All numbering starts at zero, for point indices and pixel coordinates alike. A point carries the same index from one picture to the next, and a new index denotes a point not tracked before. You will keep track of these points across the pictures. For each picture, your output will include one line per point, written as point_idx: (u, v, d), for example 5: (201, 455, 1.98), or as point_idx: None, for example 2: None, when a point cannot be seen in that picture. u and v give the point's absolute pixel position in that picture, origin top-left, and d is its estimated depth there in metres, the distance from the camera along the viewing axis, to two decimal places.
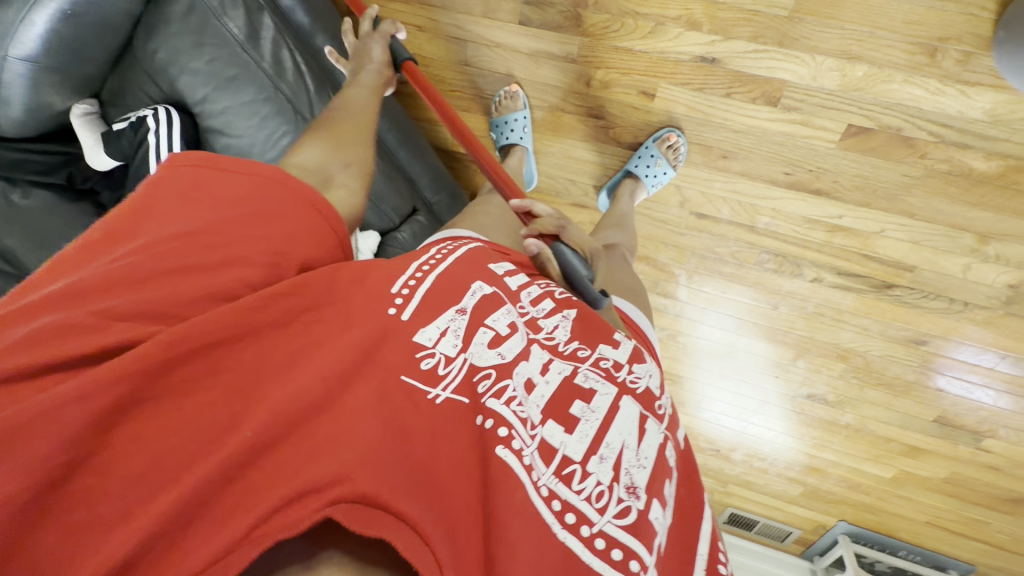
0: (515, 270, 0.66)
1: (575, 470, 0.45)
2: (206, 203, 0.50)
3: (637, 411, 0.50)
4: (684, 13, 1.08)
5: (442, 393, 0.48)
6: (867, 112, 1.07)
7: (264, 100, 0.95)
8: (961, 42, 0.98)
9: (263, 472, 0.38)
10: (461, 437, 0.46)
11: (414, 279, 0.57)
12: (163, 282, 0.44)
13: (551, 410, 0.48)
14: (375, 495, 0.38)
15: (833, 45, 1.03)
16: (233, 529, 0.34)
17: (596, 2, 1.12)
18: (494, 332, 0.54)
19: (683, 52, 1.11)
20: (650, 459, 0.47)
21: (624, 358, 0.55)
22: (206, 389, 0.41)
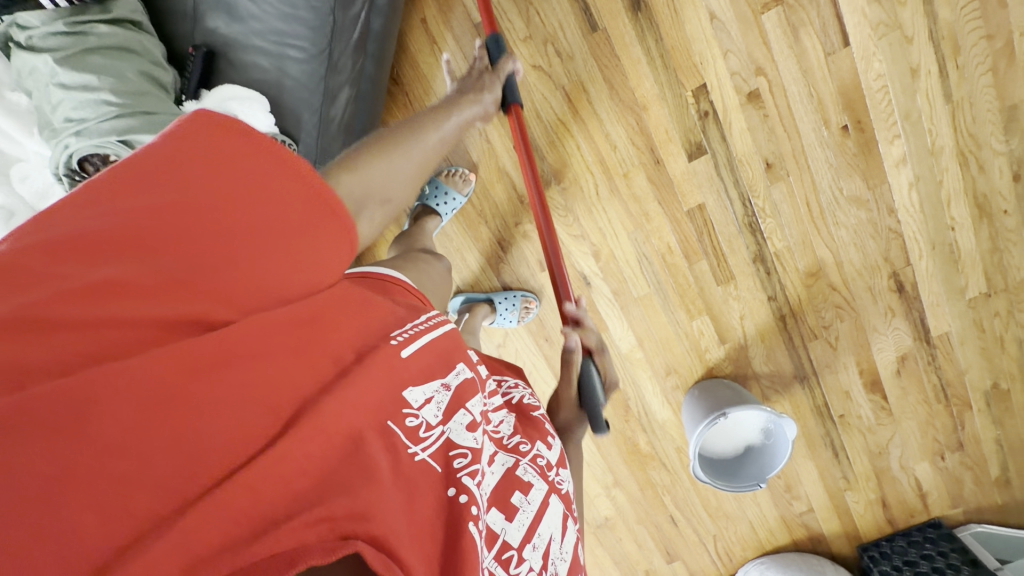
0: (476, 355, 0.69)
1: (511, 555, 0.53)
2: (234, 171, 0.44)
3: (560, 508, 0.62)
4: (597, 245, 1.43)
5: (420, 452, 0.50)
6: (623, 378, 1.57)
7: (310, 6, 0.82)
8: (680, 380, 1.56)
9: (285, 486, 0.40)
10: (431, 501, 0.48)
11: (418, 326, 0.57)
12: (190, 237, 0.42)
13: (495, 500, 0.55)
14: (389, 540, 0.41)
15: (639, 330, 1.51)
16: (260, 547, 0.36)
17: (563, 188, 1.39)
18: (471, 416, 0.57)
19: (581, 265, 1.45)
20: (568, 553, 0.60)
21: (553, 459, 0.67)
22: (242, 398, 0.41)
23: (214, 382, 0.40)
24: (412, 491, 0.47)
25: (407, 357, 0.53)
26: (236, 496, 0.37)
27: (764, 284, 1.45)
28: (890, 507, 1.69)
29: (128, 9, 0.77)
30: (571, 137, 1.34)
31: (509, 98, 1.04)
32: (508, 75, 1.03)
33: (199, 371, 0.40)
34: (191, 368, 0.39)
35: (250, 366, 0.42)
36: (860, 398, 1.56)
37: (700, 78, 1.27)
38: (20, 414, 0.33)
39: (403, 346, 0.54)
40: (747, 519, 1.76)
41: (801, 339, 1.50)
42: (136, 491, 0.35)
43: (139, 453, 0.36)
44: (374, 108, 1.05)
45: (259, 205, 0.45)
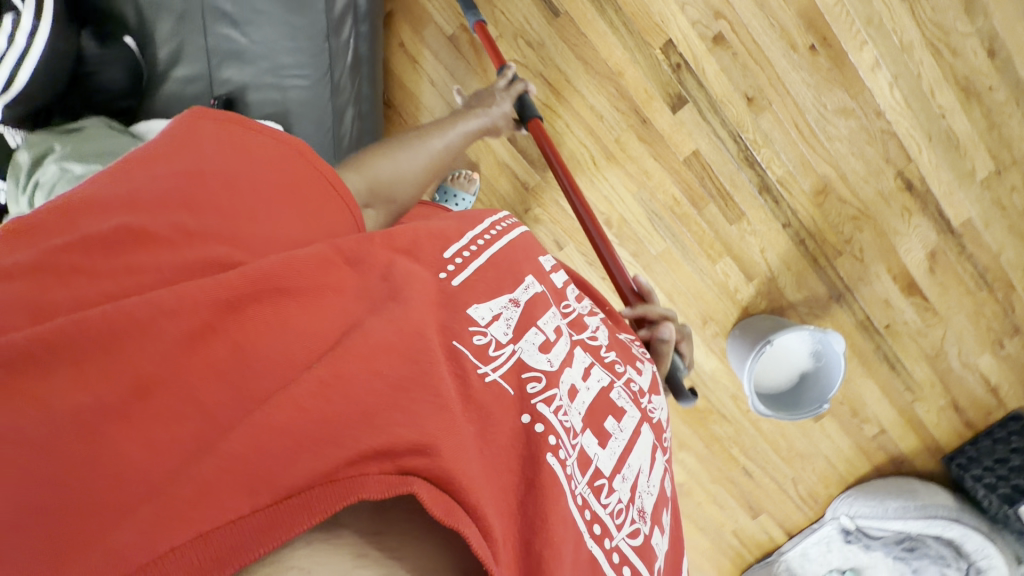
0: (557, 265, 0.82)
1: (602, 484, 0.59)
2: (241, 156, 0.52)
3: (650, 439, 0.71)
4: (607, 213, 1.49)
5: (491, 373, 0.55)
6: None
7: (309, 37, 0.98)
8: (718, 326, 1.57)
9: (336, 410, 0.39)
10: (506, 425, 0.53)
11: (471, 248, 0.67)
12: (208, 196, 0.47)
13: (588, 423, 0.62)
14: (451, 475, 0.40)
15: (666, 285, 1.54)
16: (318, 468, 0.36)
17: None
18: (542, 336, 0.64)
19: None
20: (654, 487, 0.68)
21: (645, 386, 0.77)
22: (283, 327, 0.42)
23: (254, 314, 0.42)
24: (486, 419, 0.51)
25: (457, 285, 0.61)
26: (291, 424, 0.37)
27: (774, 213, 1.48)
28: (964, 410, 1.66)
29: (41, 147, 0.86)
30: (560, 118, 1.42)
31: (529, 113, 1.13)
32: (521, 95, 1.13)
33: (239, 305, 0.41)
34: (234, 304, 0.41)
35: (298, 299, 0.44)
36: (901, 304, 1.56)
37: (665, 34, 1.35)
38: (63, 335, 0.35)
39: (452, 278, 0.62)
40: (821, 453, 1.73)
41: (826, 258, 1.51)
42: (176, 422, 0.35)
43: (173, 389, 0.36)
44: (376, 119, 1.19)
45: (263, 178, 0.52)
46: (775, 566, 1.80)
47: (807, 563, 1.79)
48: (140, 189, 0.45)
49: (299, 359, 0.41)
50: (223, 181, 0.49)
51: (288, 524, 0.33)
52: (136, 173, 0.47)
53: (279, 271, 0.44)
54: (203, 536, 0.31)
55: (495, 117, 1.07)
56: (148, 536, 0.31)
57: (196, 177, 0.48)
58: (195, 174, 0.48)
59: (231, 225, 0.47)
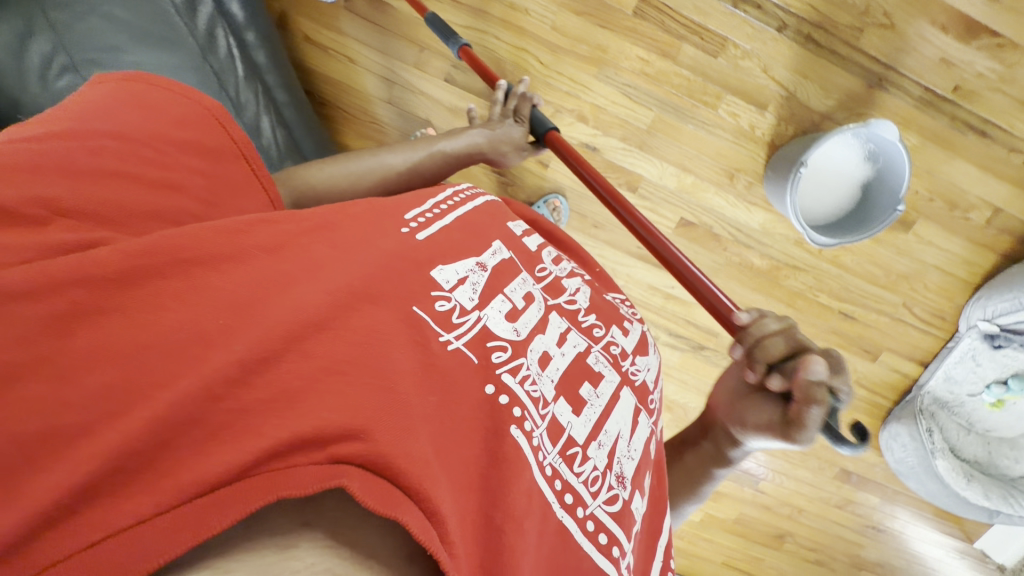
0: (529, 231, 0.84)
1: (576, 452, 0.63)
2: (142, 115, 0.59)
3: (631, 403, 0.74)
4: (576, 108, 1.34)
5: (454, 341, 0.57)
6: (692, 211, 1.43)
7: (189, 66, 0.91)
8: (748, 174, 1.39)
9: (252, 397, 0.41)
10: (472, 396, 0.55)
11: (435, 211, 0.71)
12: (104, 162, 0.52)
13: (562, 392, 0.65)
14: (393, 461, 0.42)
15: (673, 156, 1.38)
16: (237, 452, 0.38)
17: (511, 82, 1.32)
18: (508, 304, 0.66)
19: (573, 137, 1.36)
20: (636, 452, 0.71)
21: (629, 348, 0.80)
22: (190, 304, 0.44)
23: (146, 297, 0.43)
24: (446, 392, 0.53)
25: (423, 240, 0.65)
26: (221, 422, 0.40)
27: (762, 22, 1.26)
28: None
29: None
30: (488, 35, 1.30)
31: (542, 129, 1.09)
32: (532, 114, 1.12)
33: (124, 284, 0.43)
34: (114, 281, 0.42)
35: (190, 280, 0.46)
36: (964, 56, 1.26)
37: None
38: None
39: (417, 232, 0.66)
40: (929, 265, 1.48)
41: (846, 45, 1.27)
42: (70, 409, 0.37)
43: (62, 377, 0.38)
44: (311, 118, 1.19)
45: (154, 132, 0.58)
46: (923, 402, 1.61)
47: (957, 385, 1.60)
48: (12, 161, 0.47)
49: (207, 337, 0.43)
50: (98, 153, 0.52)
51: (200, 524, 0.35)
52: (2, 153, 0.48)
53: (169, 245, 0.46)
54: (112, 537, 0.33)
55: (490, 137, 1.10)
56: (56, 541, 0.33)
57: (95, 147, 0.52)
58: (82, 137, 0.53)
59: (118, 187, 0.51)
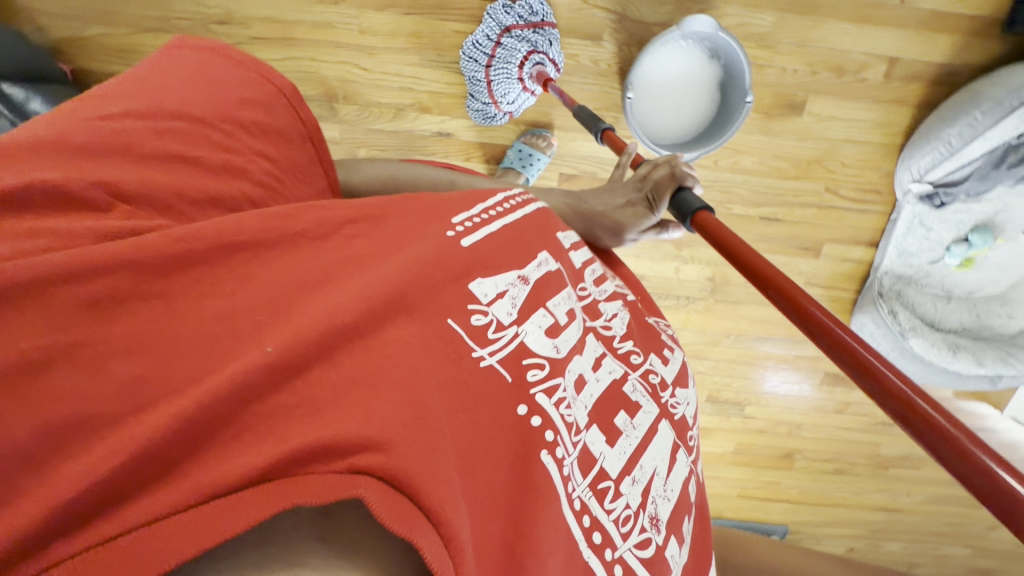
0: (577, 243, 0.74)
1: (607, 485, 0.53)
2: (213, 94, 0.53)
3: (670, 439, 0.63)
4: (416, 100, 1.32)
5: (487, 357, 0.48)
6: (568, 164, 1.39)
7: None
8: (610, 110, 1.33)
9: (300, 397, 0.36)
10: (506, 409, 0.47)
11: (483, 216, 0.59)
12: (152, 148, 0.46)
13: (596, 416, 0.56)
14: (412, 482, 0.33)
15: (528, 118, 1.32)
16: (269, 458, 0.32)
17: (346, 96, 1.31)
18: (550, 320, 0.57)
19: (424, 130, 1.35)
20: (671, 491, 0.60)
21: (668, 377, 0.68)
22: (230, 295, 0.39)
23: (190, 286, 0.38)
24: (477, 398, 0.45)
25: (468, 247, 0.54)
26: (259, 427, 0.34)
27: None
28: None
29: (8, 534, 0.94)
30: (303, 58, 1.27)
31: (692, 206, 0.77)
32: (670, 185, 0.86)
33: (171, 269, 0.37)
34: (159, 265, 0.37)
35: (234, 270, 0.40)
36: None
37: None
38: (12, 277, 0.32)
39: (463, 239, 0.55)
40: (838, 141, 1.36)
41: None
42: (119, 393, 0.32)
43: (104, 355, 0.33)
44: None
45: (220, 112, 0.51)
46: (883, 284, 1.49)
47: (913, 257, 1.46)
48: (67, 133, 0.42)
49: (244, 337, 0.37)
50: (155, 138, 0.46)
51: (202, 537, 0.28)
52: (55, 123, 0.44)
53: (208, 231, 0.40)
54: (123, 539, 0.28)
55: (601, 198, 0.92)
56: (69, 545, 0.28)
57: (155, 133, 0.47)
58: (142, 117, 0.47)
59: (167, 173, 0.45)
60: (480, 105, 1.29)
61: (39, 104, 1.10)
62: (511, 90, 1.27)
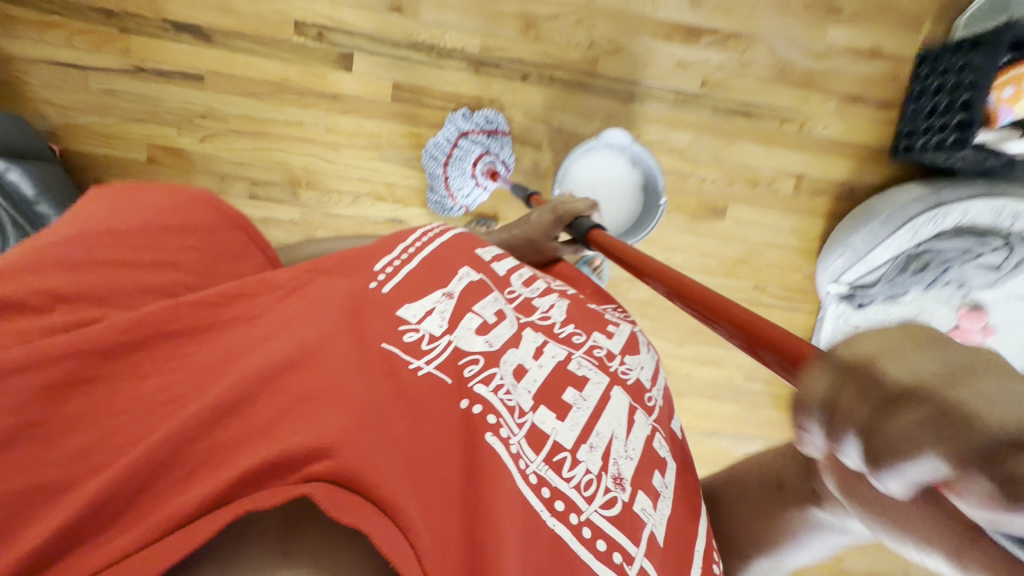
0: (502, 255, 0.80)
1: (564, 456, 0.57)
2: (136, 210, 0.58)
3: (625, 403, 0.66)
4: (373, 189, 1.44)
5: (424, 366, 0.57)
6: None
7: None
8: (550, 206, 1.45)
9: (236, 430, 0.45)
10: (445, 411, 0.54)
11: (400, 259, 0.68)
12: (93, 254, 0.52)
13: (541, 398, 0.61)
14: (355, 472, 0.43)
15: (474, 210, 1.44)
16: (218, 479, 0.41)
17: (309, 184, 1.44)
18: (480, 319, 0.65)
19: (379, 216, 1.46)
20: (635, 450, 0.63)
21: (616, 349, 0.72)
22: (171, 370, 0.47)
23: (141, 366, 0.47)
24: (415, 407, 0.53)
25: (388, 291, 0.63)
26: (207, 458, 0.43)
27: (506, 76, 1.37)
28: (863, 96, 1.39)
29: None
30: (274, 150, 1.42)
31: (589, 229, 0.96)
32: (569, 212, 1.01)
33: (117, 353, 0.46)
34: (108, 350, 0.45)
35: (175, 348, 0.49)
36: (696, 56, 1.36)
37: (289, 20, 1.34)
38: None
39: (383, 286, 0.64)
40: (759, 243, 1.47)
41: (587, 76, 1.37)
42: (87, 454, 0.41)
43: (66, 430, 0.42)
44: None
45: (145, 220, 0.57)
46: None
47: None
48: (8, 259, 0.48)
49: (182, 398, 0.45)
50: (93, 247, 0.52)
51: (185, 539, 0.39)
52: (1, 249, 0.50)
53: (148, 322, 0.48)
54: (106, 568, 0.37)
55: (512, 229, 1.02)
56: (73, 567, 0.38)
57: (90, 244, 0.52)
58: (75, 233, 0.53)
59: (104, 272, 0.51)
60: (439, 197, 1.41)
61: (28, 186, 1.22)
62: (466, 185, 1.40)
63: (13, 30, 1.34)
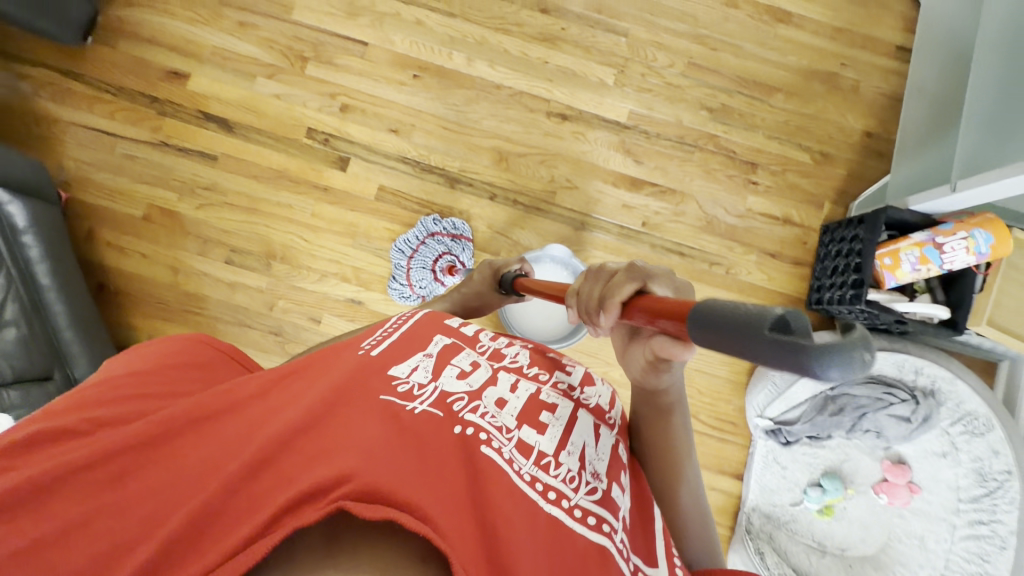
0: (466, 322, 0.84)
1: (549, 459, 0.63)
2: (158, 355, 0.75)
3: (591, 419, 0.71)
4: (340, 271, 1.57)
5: (418, 406, 0.64)
6: None
7: None
8: None
9: (264, 481, 0.55)
10: (448, 443, 0.61)
11: (382, 336, 0.76)
12: (128, 389, 0.67)
13: (523, 418, 0.66)
14: (373, 488, 0.52)
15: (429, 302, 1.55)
16: (256, 517, 0.51)
17: (283, 257, 1.57)
18: (459, 368, 0.72)
19: (340, 295, 1.56)
20: (605, 453, 0.68)
21: (576, 381, 0.77)
22: (197, 454, 0.59)
23: (174, 455, 0.58)
24: (418, 439, 0.60)
25: (376, 354, 0.72)
26: (242, 506, 0.53)
27: (477, 193, 1.60)
28: (781, 253, 1.61)
29: None
30: (260, 224, 1.58)
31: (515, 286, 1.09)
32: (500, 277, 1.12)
33: (158, 445, 0.59)
34: (147, 446, 0.59)
35: (199, 434, 0.61)
36: (638, 201, 1.61)
37: (303, 126, 1.60)
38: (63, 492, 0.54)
39: (371, 351, 0.73)
40: (691, 369, 1.56)
41: (546, 203, 1.60)
42: (145, 526, 0.52)
43: (118, 517, 0.53)
44: (79, 291, 1.39)
45: (169, 360, 0.74)
46: (751, 521, 1.50)
47: (776, 496, 1.52)
48: (66, 408, 0.63)
49: (209, 472, 0.57)
50: (130, 383, 0.68)
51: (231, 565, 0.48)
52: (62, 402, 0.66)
53: (172, 422, 0.61)
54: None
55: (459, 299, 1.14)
56: None
57: (128, 384, 0.68)
58: (113, 379, 0.68)
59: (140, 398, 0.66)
60: (399, 286, 1.53)
61: (20, 216, 1.32)
62: (425, 279, 1.54)
63: (69, 100, 1.59)
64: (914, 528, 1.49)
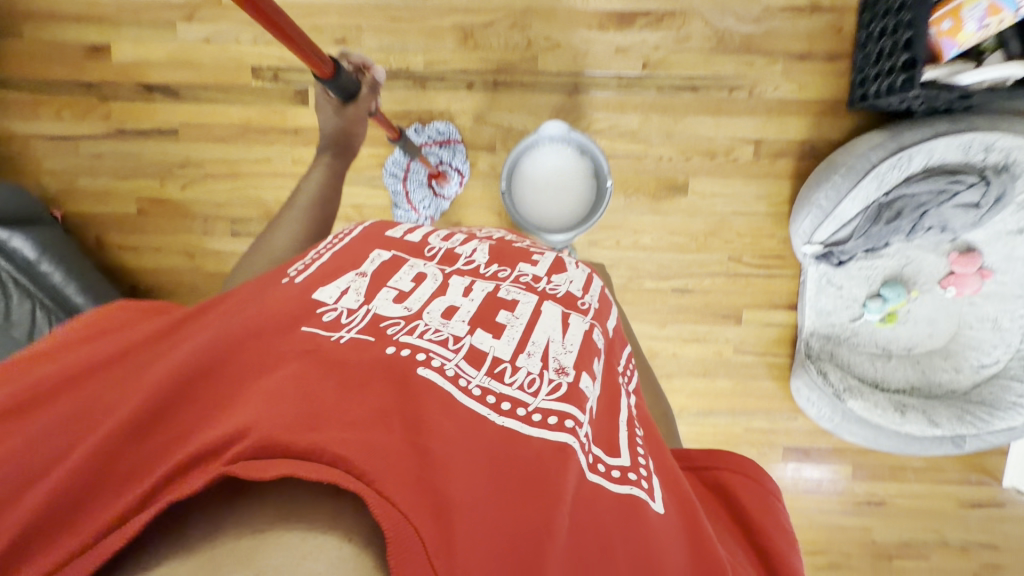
0: (414, 229, 0.71)
1: (505, 366, 0.52)
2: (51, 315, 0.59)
3: (558, 310, 0.61)
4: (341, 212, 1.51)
5: (345, 334, 0.50)
6: None
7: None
8: None
9: (150, 442, 0.41)
10: (385, 368, 0.47)
11: (310, 260, 0.61)
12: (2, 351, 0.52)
13: (478, 322, 0.56)
14: (276, 441, 0.37)
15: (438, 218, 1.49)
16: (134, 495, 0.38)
17: None
18: (397, 289, 0.57)
19: None
20: (575, 345, 0.58)
21: (542, 272, 0.67)
22: (74, 411, 0.44)
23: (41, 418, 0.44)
24: (345, 372, 0.45)
25: (297, 282, 0.57)
26: (123, 479, 0.40)
27: (452, 86, 1.43)
28: (811, 51, 1.37)
29: None
30: (248, 187, 1.51)
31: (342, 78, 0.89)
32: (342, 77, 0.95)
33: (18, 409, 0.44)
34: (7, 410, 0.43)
35: (79, 390, 0.46)
36: (633, 39, 1.38)
37: (247, 66, 1.44)
38: None
39: (296, 279, 0.58)
40: (726, 213, 1.46)
41: (529, 74, 1.41)
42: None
43: None
44: (117, 299, 1.45)
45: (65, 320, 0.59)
46: (811, 345, 1.47)
47: (833, 316, 1.49)
48: None
49: (86, 436, 0.42)
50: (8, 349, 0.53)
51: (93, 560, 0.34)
52: None
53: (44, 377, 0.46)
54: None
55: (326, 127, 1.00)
56: None
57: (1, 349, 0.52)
58: None
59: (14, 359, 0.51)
60: (403, 211, 1.46)
61: (30, 249, 1.34)
62: (426, 197, 1.45)
63: (14, 112, 1.50)
64: (986, 311, 1.43)
